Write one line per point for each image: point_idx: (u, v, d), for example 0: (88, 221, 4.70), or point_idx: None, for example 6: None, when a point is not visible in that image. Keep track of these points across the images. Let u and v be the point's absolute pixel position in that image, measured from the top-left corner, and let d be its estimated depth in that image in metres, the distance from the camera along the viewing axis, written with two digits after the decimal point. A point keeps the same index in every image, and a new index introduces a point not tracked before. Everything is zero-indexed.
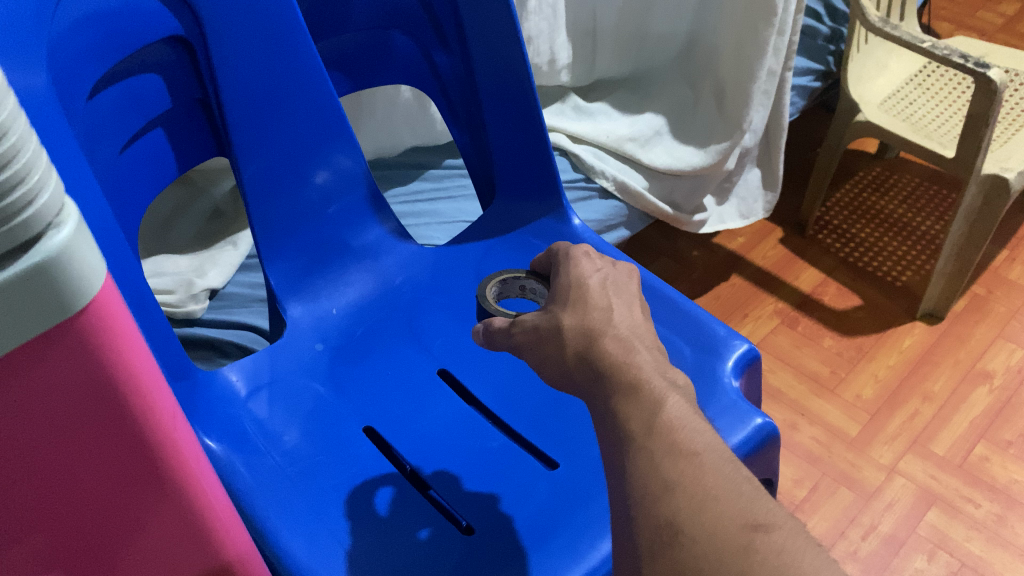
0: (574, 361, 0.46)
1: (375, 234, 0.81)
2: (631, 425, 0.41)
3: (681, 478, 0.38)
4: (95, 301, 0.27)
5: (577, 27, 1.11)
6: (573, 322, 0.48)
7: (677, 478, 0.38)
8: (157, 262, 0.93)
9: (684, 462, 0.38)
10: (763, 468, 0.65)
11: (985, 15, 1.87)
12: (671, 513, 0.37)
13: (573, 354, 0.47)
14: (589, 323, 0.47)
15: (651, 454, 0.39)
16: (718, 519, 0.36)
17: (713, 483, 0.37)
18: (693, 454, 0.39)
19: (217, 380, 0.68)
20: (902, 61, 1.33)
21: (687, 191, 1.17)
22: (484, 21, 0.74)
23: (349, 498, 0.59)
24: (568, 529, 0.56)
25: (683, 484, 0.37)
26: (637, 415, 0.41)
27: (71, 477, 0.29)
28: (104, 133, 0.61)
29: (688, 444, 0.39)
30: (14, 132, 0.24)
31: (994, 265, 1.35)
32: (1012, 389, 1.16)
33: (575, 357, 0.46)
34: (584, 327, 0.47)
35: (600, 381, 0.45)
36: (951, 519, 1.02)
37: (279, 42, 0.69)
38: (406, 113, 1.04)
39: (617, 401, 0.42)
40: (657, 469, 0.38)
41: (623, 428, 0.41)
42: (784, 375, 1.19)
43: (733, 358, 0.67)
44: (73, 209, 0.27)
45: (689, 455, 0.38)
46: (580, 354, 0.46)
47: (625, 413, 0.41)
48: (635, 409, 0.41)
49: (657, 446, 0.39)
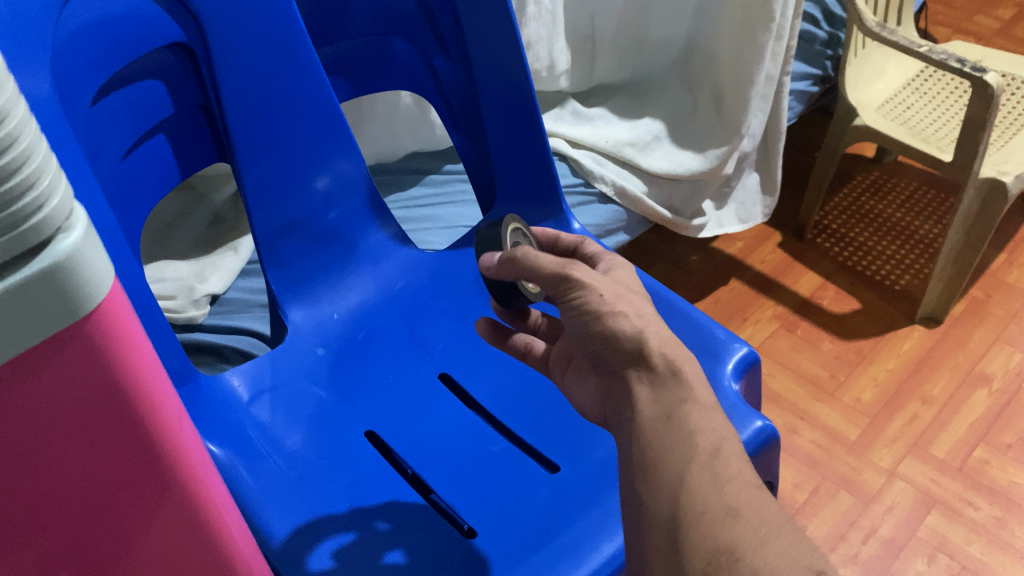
0: (664, 368, 0.48)
1: (374, 239, 0.81)
2: (698, 437, 0.45)
3: (743, 506, 0.42)
4: (103, 304, 0.27)
5: (576, 32, 1.12)
6: (657, 342, 0.49)
7: (742, 506, 0.42)
8: (158, 268, 0.94)
9: (749, 493, 0.43)
10: (763, 470, 0.66)
11: (983, 20, 1.87)
12: (730, 540, 0.41)
13: (664, 365, 0.48)
14: (667, 347, 0.49)
15: (716, 472, 0.44)
16: (781, 555, 0.40)
17: (776, 522, 0.42)
18: (757, 487, 0.44)
19: (218, 384, 0.68)
20: (899, 66, 1.34)
21: (687, 196, 1.17)
22: (482, 27, 0.75)
23: (351, 501, 0.59)
24: (571, 530, 0.57)
25: (746, 511, 0.42)
26: (706, 431, 0.46)
27: (77, 480, 0.29)
28: (106, 138, 0.62)
29: (753, 481, 0.44)
30: (25, 137, 0.24)
31: (993, 268, 1.35)
32: (1011, 392, 1.16)
33: (665, 367, 0.48)
34: (659, 331, 0.49)
35: (662, 381, 0.48)
36: (950, 522, 1.02)
37: (281, 48, 0.70)
38: (406, 118, 1.05)
39: (688, 408, 0.47)
40: (722, 493, 0.43)
41: (692, 436, 0.45)
42: (784, 379, 1.20)
43: (733, 361, 0.67)
44: (82, 214, 0.27)
45: (753, 488, 0.44)
46: (664, 357, 0.48)
47: (696, 424, 0.46)
48: (706, 425, 0.46)
49: (722, 468, 0.44)
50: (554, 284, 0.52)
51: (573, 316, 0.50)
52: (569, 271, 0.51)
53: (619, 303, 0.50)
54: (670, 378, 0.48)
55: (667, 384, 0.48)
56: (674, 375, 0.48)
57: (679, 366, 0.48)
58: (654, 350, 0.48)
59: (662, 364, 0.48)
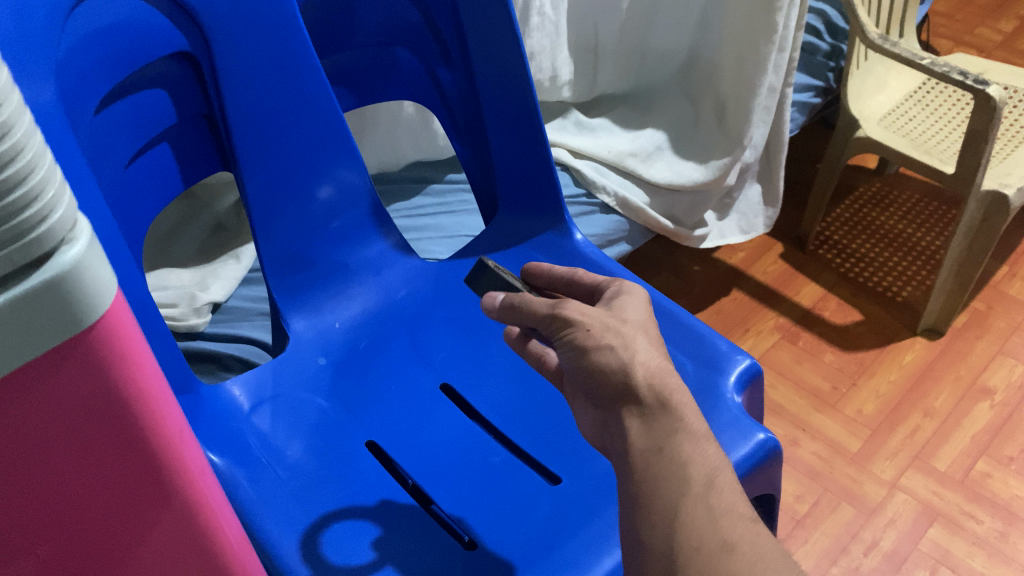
0: (654, 400, 0.47)
1: (377, 248, 0.81)
2: (690, 470, 0.45)
3: (739, 542, 0.42)
4: (106, 315, 0.27)
5: (578, 42, 1.12)
6: (642, 375, 0.47)
7: (738, 541, 0.42)
8: (160, 275, 0.94)
9: (743, 527, 0.43)
10: (764, 485, 0.65)
11: (984, 32, 1.88)
12: None
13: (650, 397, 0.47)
14: (655, 377, 0.47)
15: (709, 506, 0.43)
16: None
17: (773, 556, 0.41)
18: (752, 521, 0.43)
19: (220, 394, 0.68)
20: (901, 78, 1.34)
21: (688, 206, 1.17)
22: (485, 37, 0.75)
23: (349, 513, 0.59)
24: (572, 542, 0.56)
25: (742, 546, 0.42)
26: (697, 462, 0.45)
27: (79, 491, 0.29)
28: (110, 146, 0.62)
29: (748, 513, 0.44)
30: (29, 148, 0.24)
31: (994, 280, 1.35)
32: (1013, 406, 1.16)
33: (653, 398, 0.47)
34: (646, 361, 0.48)
35: (653, 415, 0.46)
36: (952, 536, 1.02)
37: (286, 59, 0.70)
38: (408, 128, 1.05)
39: (681, 439, 0.46)
40: (717, 528, 0.43)
41: (682, 470, 0.45)
42: (786, 391, 1.19)
43: (734, 373, 0.67)
44: (86, 225, 0.27)
45: (749, 521, 0.43)
46: (651, 382, 0.47)
47: (687, 456, 0.45)
48: (698, 455, 0.45)
49: (716, 501, 0.44)
50: (552, 324, 0.53)
51: (568, 354, 0.51)
52: (563, 310, 0.52)
53: (605, 336, 0.49)
54: (660, 410, 0.46)
55: (655, 416, 0.46)
56: (664, 407, 0.46)
57: (668, 396, 0.47)
58: (642, 382, 0.47)
59: (650, 396, 0.47)
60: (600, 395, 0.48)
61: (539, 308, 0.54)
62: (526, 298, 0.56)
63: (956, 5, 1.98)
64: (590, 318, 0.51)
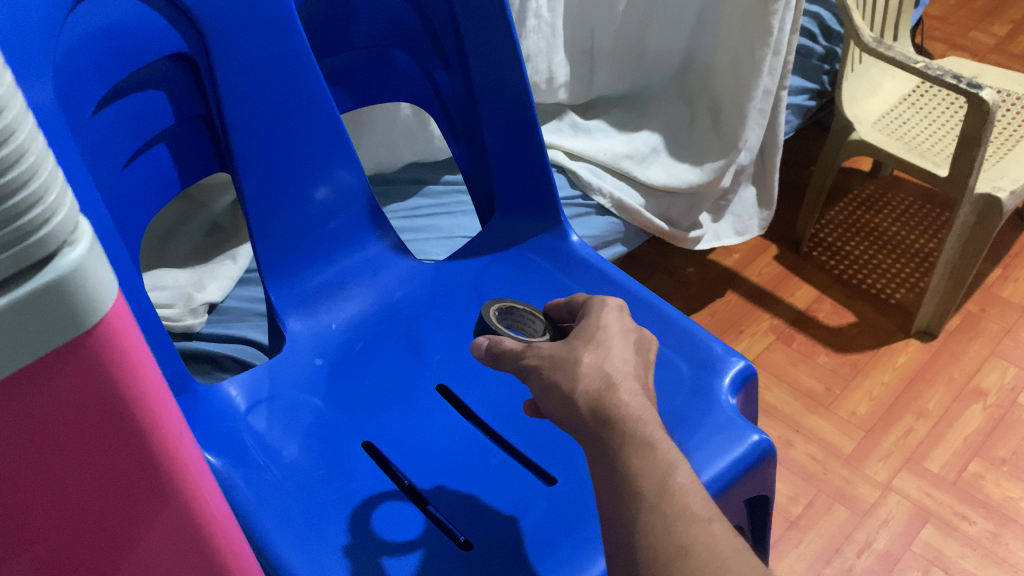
0: (590, 417, 0.47)
1: (373, 250, 0.82)
2: (642, 481, 0.44)
3: (693, 544, 0.42)
4: (107, 316, 0.28)
5: (575, 44, 1.13)
6: (584, 396, 0.48)
7: (691, 543, 0.42)
8: (157, 276, 0.94)
9: (697, 529, 0.43)
10: (759, 486, 0.65)
11: (978, 36, 1.89)
12: None
13: (588, 411, 0.47)
14: (600, 395, 0.48)
15: (664, 515, 0.43)
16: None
17: (726, 554, 0.42)
18: (706, 521, 0.44)
19: (217, 394, 0.68)
20: (895, 82, 1.35)
21: (683, 208, 1.18)
22: (482, 40, 0.76)
23: (346, 516, 0.59)
24: (568, 543, 0.57)
25: (696, 547, 0.42)
26: (648, 473, 0.45)
27: (77, 490, 0.29)
28: (105, 147, 0.62)
29: (703, 514, 0.44)
30: (32, 152, 0.24)
31: (988, 282, 1.36)
32: (1006, 407, 1.17)
33: (591, 414, 0.47)
34: (592, 374, 0.49)
35: (596, 432, 0.47)
36: (945, 537, 1.03)
37: (284, 60, 0.71)
38: (405, 130, 1.05)
39: (628, 452, 0.45)
40: (672, 533, 0.43)
41: (634, 483, 0.45)
42: (780, 393, 1.20)
43: (729, 375, 0.68)
44: (86, 227, 0.27)
45: (702, 522, 0.43)
46: (591, 406, 0.47)
47: (637, 468, 0.45)
48: (648, 465, 0.45)
49: (669, 508, 0.44)
50: (517, 367, 0.54)
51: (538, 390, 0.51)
52: (524, 356, 0.53)
53: (555, 373, 0.50)
54: (603, 427, 0.47)
55: (605, 435, 0.47)
56: (605, 424, 0.47)
57: (610, 413, 0.47)
58: (584, 404, 0.48)
59: (591, 415, 0.47)
60: (566, 413, 0.49)
61: (507, 354, 0.55)
62: (490, 340, 0.57)
63: (951, 8, 2.00)
64: (542, 357, 0.52)
